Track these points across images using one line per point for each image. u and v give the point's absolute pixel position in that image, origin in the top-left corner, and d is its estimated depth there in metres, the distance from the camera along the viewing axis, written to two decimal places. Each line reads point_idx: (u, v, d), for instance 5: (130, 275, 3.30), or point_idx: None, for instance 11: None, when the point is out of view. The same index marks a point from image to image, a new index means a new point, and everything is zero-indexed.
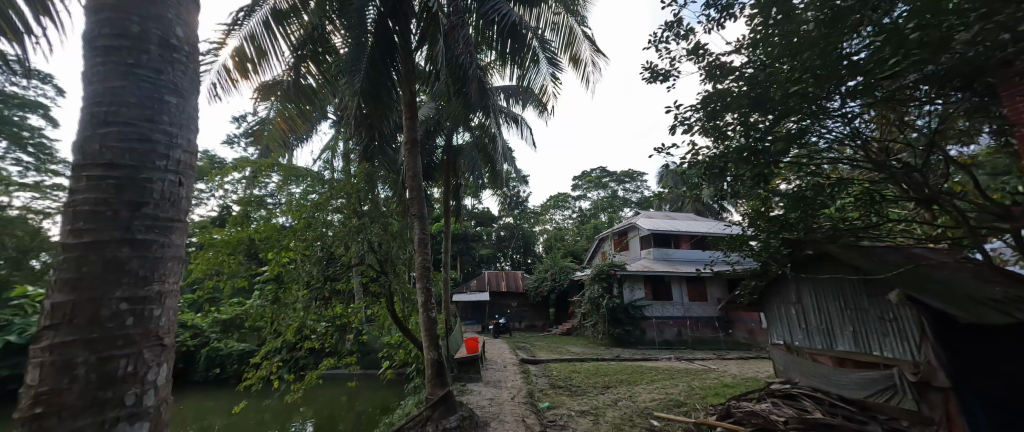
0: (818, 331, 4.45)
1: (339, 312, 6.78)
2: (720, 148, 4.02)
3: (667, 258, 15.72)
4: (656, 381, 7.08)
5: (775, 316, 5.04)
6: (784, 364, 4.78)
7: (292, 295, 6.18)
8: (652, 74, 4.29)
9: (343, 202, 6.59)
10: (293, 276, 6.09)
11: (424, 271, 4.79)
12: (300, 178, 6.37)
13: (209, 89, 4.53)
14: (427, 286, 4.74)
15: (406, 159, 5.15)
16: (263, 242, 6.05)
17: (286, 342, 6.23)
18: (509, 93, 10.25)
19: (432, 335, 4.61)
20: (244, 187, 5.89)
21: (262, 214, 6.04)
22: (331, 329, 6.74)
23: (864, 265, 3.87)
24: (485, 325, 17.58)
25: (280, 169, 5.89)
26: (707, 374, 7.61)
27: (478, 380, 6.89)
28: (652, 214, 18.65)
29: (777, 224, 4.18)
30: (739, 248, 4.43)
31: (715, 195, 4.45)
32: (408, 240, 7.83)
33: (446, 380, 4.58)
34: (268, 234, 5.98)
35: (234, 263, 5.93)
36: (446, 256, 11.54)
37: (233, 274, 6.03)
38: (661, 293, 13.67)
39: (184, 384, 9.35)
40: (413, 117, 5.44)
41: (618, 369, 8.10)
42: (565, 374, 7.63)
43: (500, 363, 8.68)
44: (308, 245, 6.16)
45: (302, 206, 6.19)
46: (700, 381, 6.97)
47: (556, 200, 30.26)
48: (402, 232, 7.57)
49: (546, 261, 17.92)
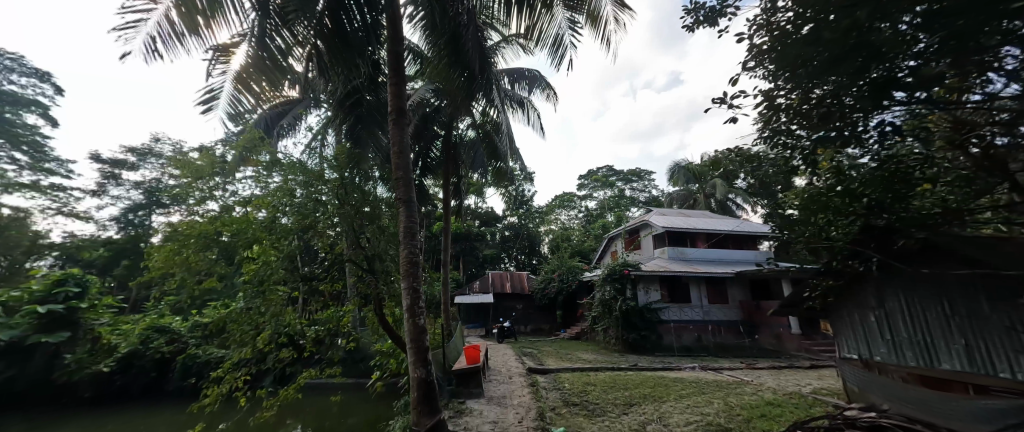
0: (913, 344, 3.49)
1: (330, 316, 5.96)
2: (803, 100, 3.00)
3: (683, 258, 14.70)
4: (684, 396, 6.18)
5: (850, 324, 4.11)
6: (866, 383, 3.86)
7: (271, 298, 5.33)
8: (699, 15, 3.38)
9: (327, 193, 5.77)
10: (269, 274, 5.31)
11: (411, 269, 3.88)
12: (279, 167, 5.72)
13: (146, 43, 3.68)
14: (413, 287, 3.84)
15: (390, 132, 4.23)
16: (236, 236, 5.50)
17: (256, 352, 5.33)
18: (514, 77, 9.39)
19: (420, 348, 3.72)
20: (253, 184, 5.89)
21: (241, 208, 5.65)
22: (322, 333, 5.95)
23: (988, 258, 2.84)
24: (489, 328, 16.66)
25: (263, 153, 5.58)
26: (742, 389, 6.66)
27: (480, 397, 5.98)
28: (665, 212, 17.65)
29: (868, 204, 3.07)
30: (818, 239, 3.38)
31: (778, 168, 3.50)
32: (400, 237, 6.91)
33: (437, 406, 3.65)
34: (245, 228, 5.42)
35: (210, 258, 5.46)
36: (446, 255, 10.66)
37: (206, 269, 5.46)
38: (677, 295, 12.78)
39: (157, 395, 8.48)
40: (400, 84, 4.42)
41: (639, 381, 7.19)
42: (579, 387, 6.72)
43: (505, 374, 7.77)
44: (282, 242, 5.39)
45: (277, 195, 5.51)
46: (737, 397, 6.04)
47: (562, 200, 29.09)
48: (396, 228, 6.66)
49: (553, 261, 17.00)
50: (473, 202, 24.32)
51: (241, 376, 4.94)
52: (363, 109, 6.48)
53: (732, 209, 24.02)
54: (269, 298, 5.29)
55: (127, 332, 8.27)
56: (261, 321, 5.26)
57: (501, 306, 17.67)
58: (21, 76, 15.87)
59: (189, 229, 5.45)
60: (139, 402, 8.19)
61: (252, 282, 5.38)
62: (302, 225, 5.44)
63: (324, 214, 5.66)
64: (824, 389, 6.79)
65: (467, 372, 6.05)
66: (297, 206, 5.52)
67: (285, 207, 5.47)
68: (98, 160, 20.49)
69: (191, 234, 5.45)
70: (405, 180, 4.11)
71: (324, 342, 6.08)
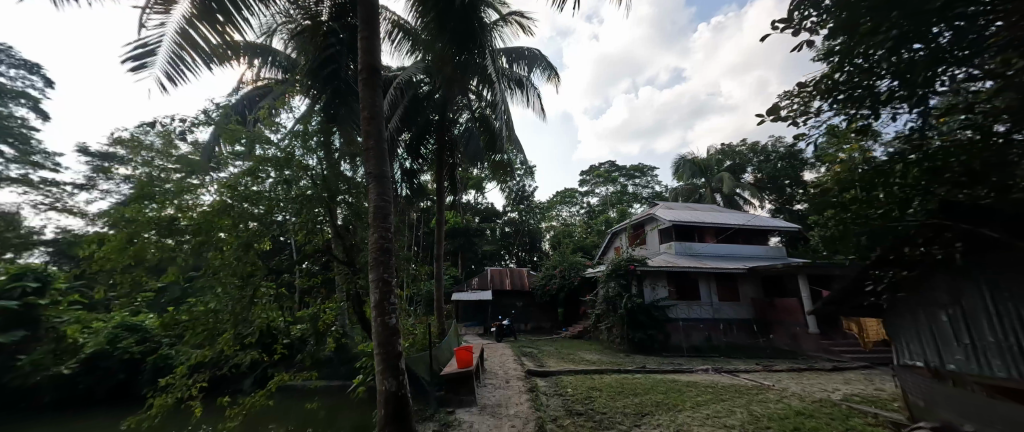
0: (1002, 353, 2.78)
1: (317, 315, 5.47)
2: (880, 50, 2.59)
3: (691, 253, 14.02)
4: (703, 404, 5.53)
5: (918, 329, 3.42)
6: (944, 399, 3.20)
7: (232, 295, 4.58)
8: None
9: (306, 183, 5.20)
10: (225, 262, 4.54)
11: (382, 256, 3.24)
12: (245, 144, 4.96)
13: None
14: (385, 279, 3.20)
15: (359, 95, 3.56)
16: (222, 239, 4.58)
17: (219, 355, 4.67)
18: (512, 55, 8.73)
19: (390, 354, 3.07)
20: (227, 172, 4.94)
21: (189, 198, 4.61)
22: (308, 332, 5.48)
23: None
24: (488, 327, 15.98)
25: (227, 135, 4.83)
26: (765, 396, 5.99)
27: (472, 405, 5.31)
28: (672, 205, 16.99)
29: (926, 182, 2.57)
30: (905, 216, 2.67)
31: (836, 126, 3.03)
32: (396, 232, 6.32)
33: (409, 425, 3.01)
34: (220, 226, 4.56)
35: (179, 259, 4.42)
36: (440, 250, 10.01)
37: (165, 276, 4.36)
38: (687, 292, 12.15)
39: (126, 399, 7.80)
40: (372, 37, 3.69)
41: (649, 385, 6.54)
42: (584, 392, 6.09)
43: (502, 377, 7.13)
44: (253, 229, 4.76)
45: (239, 178, 4.74)
46: (762, 406, 5.39)
47: (565, 196, 28.23)
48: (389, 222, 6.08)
49: (555, 257, 16.35)
50: (473, 197, 23.57)
51: (197, 380, 4.27)
52: (339, 81, 5.87)
53: (739, 203, 23.27)
54: (239, 291, 4.64)
55: (95, 331, 7.62)
56: (223, 320, 4.55)
57: (500, 304, 17.01)
58: (11, 68, 15.16)
59: (145, 230, 4.27)
60: (95, 409, 7.48)
61: (205, 279, 4.54)
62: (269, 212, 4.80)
63: (293, 204, 5.03)
64: (857, 397, 6.09)
65: (458, 377, 5.39)
66: (267, 195, 4.90)
67: (248, 195, 4.77)
68: (88, 154, 19.81)
69: (146, 228, 4.30)
70: (379, 152, 3.41)
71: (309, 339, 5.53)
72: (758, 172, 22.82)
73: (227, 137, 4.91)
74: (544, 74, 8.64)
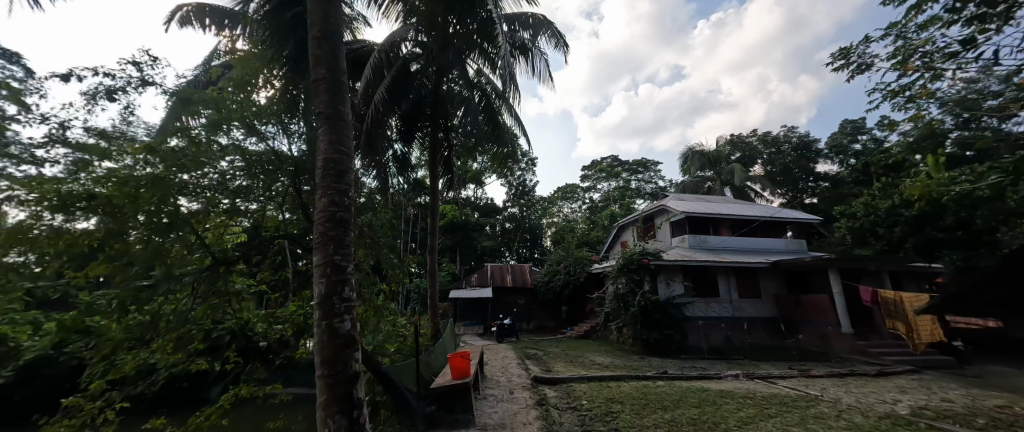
0: None
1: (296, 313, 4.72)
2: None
3: (705, 247, 13.07)
4: (749, 421, 4.57)
5: None
6: None
7: (167, 303, 3.41)
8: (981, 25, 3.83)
9: (275, 165, 4.23)
10: (145, 247, 3.12)
11: (327, 240, 2.66)
12: (190, 103, 3.78)
13: None
14: (333, 260, 2.64)
15: (308, 13, 3.02)
16: (158, 224, 3.21)
17: (152, 365, 3.62)
18: (515, 20, 7.76)
19: (330, 357, 2.50)
20: (171, 134, 3.58)
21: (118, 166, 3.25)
22: (279, 335, 4.63)
23: None
24: (488, 326, 15.02)
25: (179, 98, 3.77)
26: (818, 410, 5.02)
27: (468, 426, 4.39)
28: (682, 197, 15.99)
29: None
30: None
31: None
32: (392, 224, 5.35)
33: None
34: (145, 199, 3.14)
35: (92, 244, 2.92)
36: (434, 244, 9.01)
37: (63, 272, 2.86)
38: (704, 288, 11.26)
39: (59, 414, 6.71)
40: None
41: (677, 396, 5.59)
42: (602, 406, 5.16)
43: (505, 387, 6.16)
44: (196, 212, 3.56)
45: (185, 142, 3.56)
46: (823, 426, 4.44)
47: (565, 191, 27.13)
48: (386, 215, 5.15)
49: (558, 252, 15.40)
50: (472, 192, 22.60)
51: (109, 402, 3.25)
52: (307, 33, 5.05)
53: (748, 196, 22.28)
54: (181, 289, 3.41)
55: None
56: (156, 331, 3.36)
57: (500, 302, 16.06)
58: None
59: (42, 208, 2.80)
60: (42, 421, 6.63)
61: (128, 276, 3.07)
62: (224, 192, 3.78)
63: (251, 182, 4.00)
64: (927, 410, 5.09)
65: (450, 390, 4.42)
66: (217, 173, 3.77)
67: (190, 161, 3.48)
68: None
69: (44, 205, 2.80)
70: (332, 82, 2.87)
71: (285, 342, 4.64)
72: (769, 165, 21.89)
73: (181, 96, 3.80)
74: (551, 41, 7.67)
